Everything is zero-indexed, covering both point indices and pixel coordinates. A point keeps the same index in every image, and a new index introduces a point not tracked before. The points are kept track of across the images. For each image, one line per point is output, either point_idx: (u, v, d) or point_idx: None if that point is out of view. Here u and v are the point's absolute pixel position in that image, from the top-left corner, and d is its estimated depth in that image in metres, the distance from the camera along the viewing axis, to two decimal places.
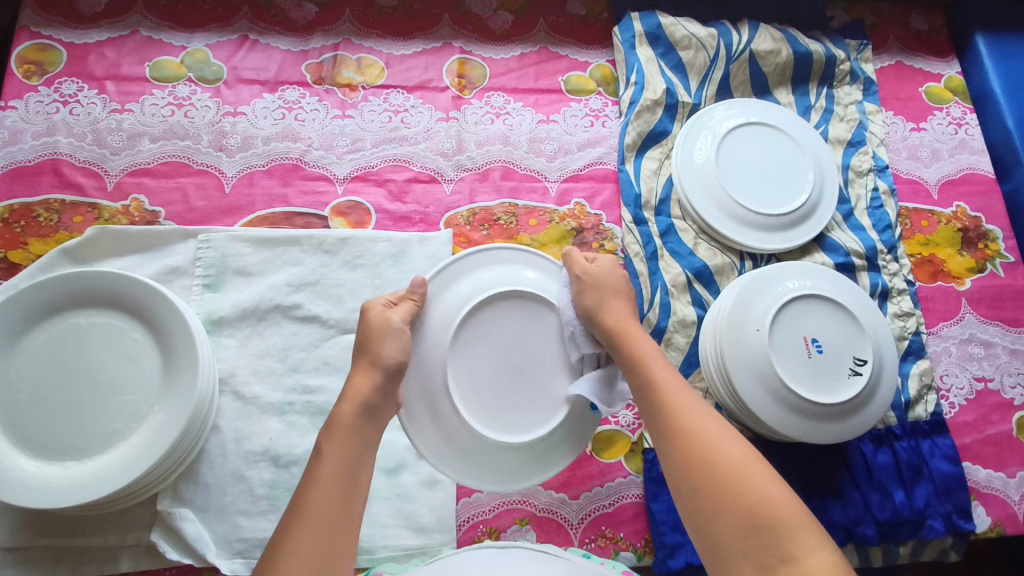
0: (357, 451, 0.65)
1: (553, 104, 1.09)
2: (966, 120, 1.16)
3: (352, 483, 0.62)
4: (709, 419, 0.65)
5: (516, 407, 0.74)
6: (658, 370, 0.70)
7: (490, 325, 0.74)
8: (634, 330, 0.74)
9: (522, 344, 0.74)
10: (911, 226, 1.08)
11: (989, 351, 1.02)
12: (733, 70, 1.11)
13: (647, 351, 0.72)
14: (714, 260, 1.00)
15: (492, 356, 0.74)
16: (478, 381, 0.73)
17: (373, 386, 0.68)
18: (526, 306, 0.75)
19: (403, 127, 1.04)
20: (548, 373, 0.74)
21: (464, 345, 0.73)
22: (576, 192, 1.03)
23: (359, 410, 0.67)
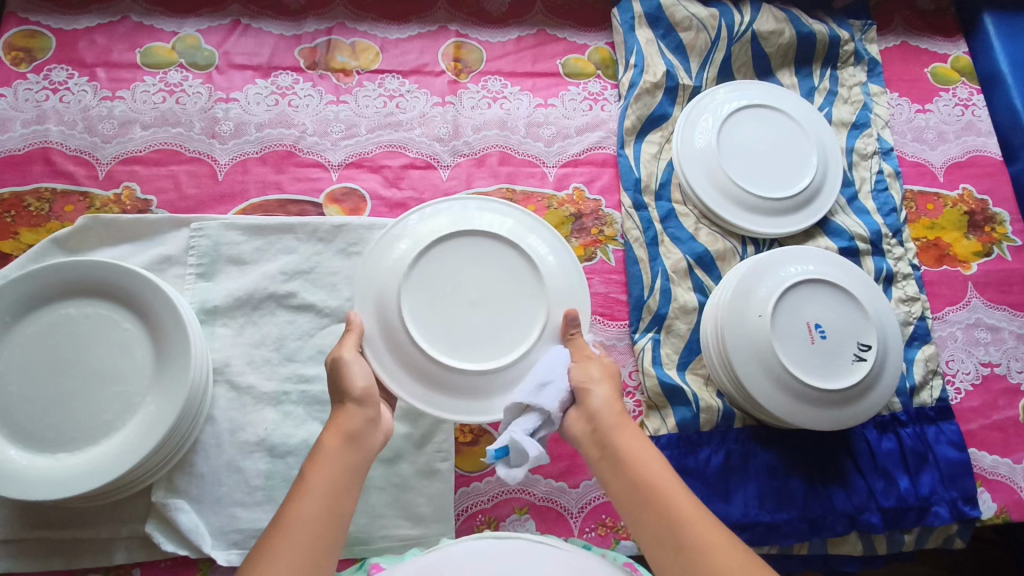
0: (341, 479, 0.61)
1: (551, 88, 1.07)
2: (973, 101, 1.14)
3: (336, 510, 0.58)
4: (728, 539, 0.55)
5: (488, 334, 0.74)
6: (655, 479, 0.60)
7: (437, 266, 0.75)
8: (628, 427, 0.65)
9: (477, 277, 0.76)
10: (916, 209, 1.06)
11: (995, 336, 1.00)
12: (734, 52, 1.08)
13: (640, 454, 0.63)
14: (715, 246, 0.98)
15: (446, 294, 0.75)
16: (439, 322, 0.74)
17: (357, 417, 0.65)
18: (470, 241, 0.77)
19: (398, 112, 1.02)
20: (502, 291, 0.76)
21: (417, 290, 0.74)
22: (574, 177, 1.02)
23: (342, 439, 0.63)
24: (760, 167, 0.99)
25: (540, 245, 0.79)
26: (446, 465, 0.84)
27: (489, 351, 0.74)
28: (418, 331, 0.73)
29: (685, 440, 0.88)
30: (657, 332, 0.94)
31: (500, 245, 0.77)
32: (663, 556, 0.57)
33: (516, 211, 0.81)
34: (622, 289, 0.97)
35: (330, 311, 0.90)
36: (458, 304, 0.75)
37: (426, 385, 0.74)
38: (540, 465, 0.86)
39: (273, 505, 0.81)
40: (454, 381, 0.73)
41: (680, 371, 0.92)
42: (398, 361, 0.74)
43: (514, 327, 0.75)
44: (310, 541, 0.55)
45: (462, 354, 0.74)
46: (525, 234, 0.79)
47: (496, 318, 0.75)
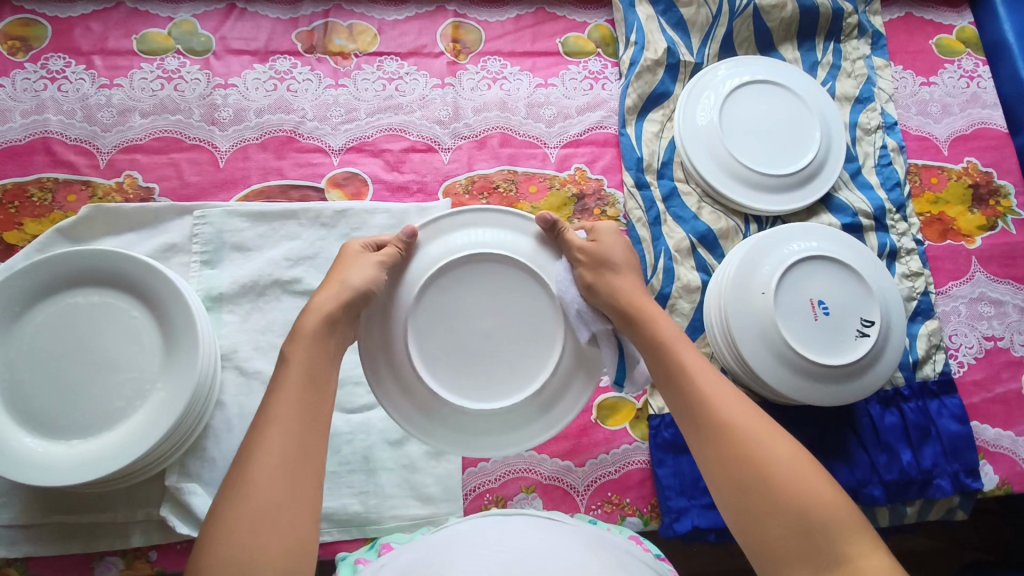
0: (319, 364, 0.62)
1: (551, 67, 1.06)
2: (978, 73, 1.12)
3: (318, 390, 0.60)
4: (741, 404, 0.61)
5: (516, 357, 0.71)
6: (680, 355, 0.66)
7: (435, 313, 0.70)
8: (654, 311, 0.69)
9: (480, 305, 0.71)
10: (920, 184, 1.06)
11: (999, 310, 1.00)
12: (736, 27, 1.07)
13: (669, 333, 0.68)
14: (718, 224, 0.98)
15: (456, 334, 0.70)
16: (460, 371, 0.70)
17: (338, 301, 0.65)
18: (427, 310, 0.70)
19: (397, 95, 1.02)
20: (491, 312, 0.71)
21: (427, 348, 0.70)
22: (576, 157, 1.01)
23: (321, 322, 0.64)
24: (779, 161, 0.98)
25: (514, 236, 0.72)
26: None
27: (527, 374, 0.71)
28: (441, 387, 0.69)
29: None
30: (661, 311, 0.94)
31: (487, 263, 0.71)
32: (685, 420, 0.63)
33: (488, 213, 0.73)
34: None
35: None
36: (472, 344, 0.71)
37: (474, 431, 0.71)
38: (546, 445, 0.88)
39: None
40: (503, 421, 0.71)
41: None
42: (434, 419, 0.70)
43: (536, 339, 0.71)
44: (295, 422, 0.57)
45: (498, 391, 0.71)
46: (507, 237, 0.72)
47: (516, 340, 0.71)
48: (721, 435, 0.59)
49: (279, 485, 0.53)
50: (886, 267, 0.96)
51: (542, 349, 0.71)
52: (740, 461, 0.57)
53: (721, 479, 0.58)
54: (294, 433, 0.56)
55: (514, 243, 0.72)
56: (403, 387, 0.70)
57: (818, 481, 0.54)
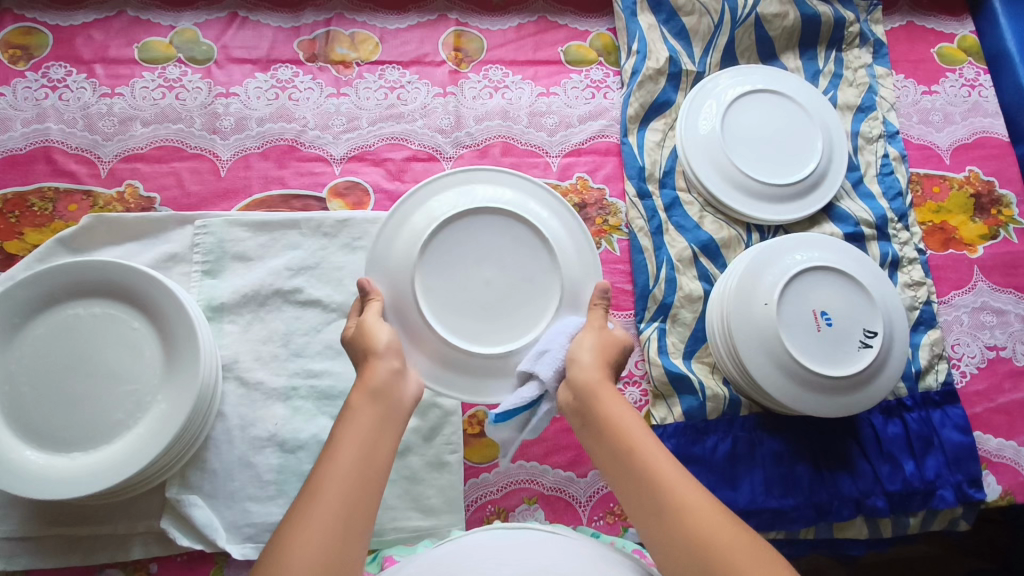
0: (372, 435, 0.58)
1: (553, 76, 1.06)
2: (980, 82, 1.12)
3: (371, 463, 0.56)
4: (703, 501, 0.53)
5: (511, 305, 0.71)
6: (634, 442, 0.58)
7: (445, 254, 0.71)
8: (607, 393, 0.62)
9: (489, 256, 0.72)
10: (922, 193, 1.05)
11: (1001, 319, 1.00)
12: (738, 36, 1.06)
13: (622, 416, 0.60)
14: (721, 233, 0.98)
15: (459, 279, 0.71)
16: (457, 310, 0.71)
17: (388, 371, 0.63)
18: (452, 318, 0.71)
19: (399, 104, 1.01)
20: (479, 279, 0.72)
21: (430, 285, 0.71)
22: (578, 166, 1.01)
23: (368, 394, 0.61)
24: (783, 137, 0.99)
25: (420, 216, 0.73)
26: (455, 458, 0.85)
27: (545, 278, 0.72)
28: (435, 325, 0.70)
29: (691, 429, 0.89)
30: (663, 321, 0.94)
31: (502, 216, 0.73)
32: (642, 524, 0.55)
33: (508, 176, 0.76)
34: (627, 279, 0.96)
35: (336, 306, 0.90)
36: (473, 288, 0.71)
37: (454, 367, 0.71)
38: (548, 456, 0.87)
39: (285, 498, 0.82)
40: (484, 364, 0.71)
41: (687, 360, 0.93)
42: (420, 351, 0.71)
43: (536, 290, 0.72)
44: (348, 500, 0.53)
45: (488, 336, 0.71)
46: (525, 200, 0.75)
47: (514, 290, 0.72)
48: (682, 544, 0.51)
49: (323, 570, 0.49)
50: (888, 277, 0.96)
51: (540, 300, 0.72)
52: (708, 574, 0.49)
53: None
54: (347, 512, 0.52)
55: (530, 206, 0.75)
56: (399, 319, 0.71)
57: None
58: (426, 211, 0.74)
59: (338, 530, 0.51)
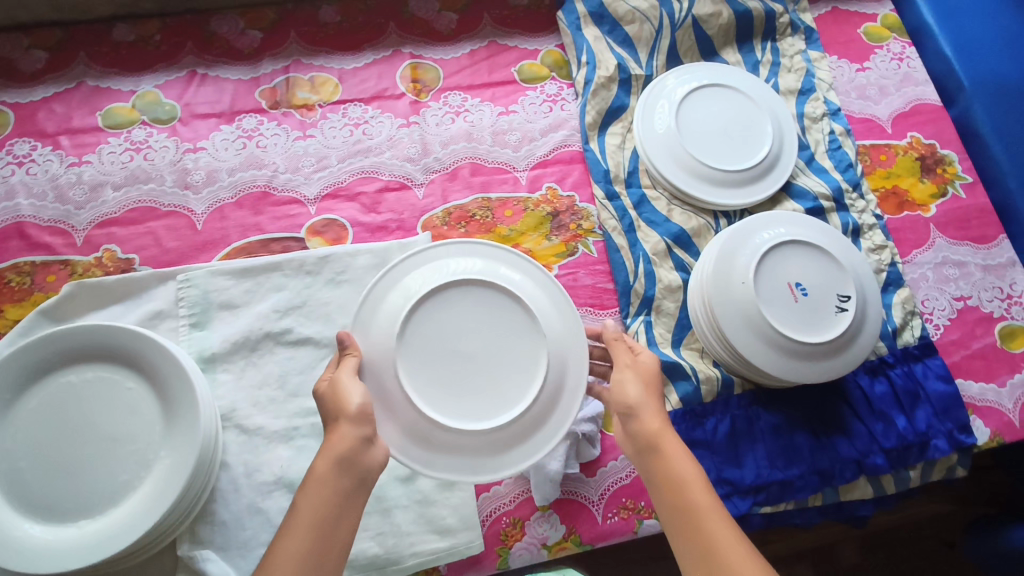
0: (333, 508, 0.62)
1: (510, 95, 1.09)
2: (907, 54, 1.19)
3: (327, 535, 0.61)
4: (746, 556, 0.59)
5: (510, 359, 0.75)
6: (694, 502, 0.62)
7: (418, 354, 0.74)
8: (674, 449, 0.66)
9: (456, 333, 0.75)
10: (871, 162, 1.11)
11: (963, 271, 1.06)
12: (679, 37, 1.12)
13: (687, 472, 0.64)
14: (690, 223, 1.02)
15: (445, 367, 0.74)
16: (480, 398, 0.73)
17: (353, 440, 0.65)
18: (512, 388, 0.74)
19: (365, 139, 1.04)
20: (469, 364, 0.74)
21: (419, 391, 0.72)
22: (546, 177, 1.05)
23: (333, 463, 0.64)
24: (723, 152, 1.04)
25: (380, 398, 0.73)
26: None
27: (472, 306, 0.76)
28: (450, 420, 0.72)
29: (690, 415, 0.91)
30: (648, 314, 0.97)
31: (443, 294, 0.76)
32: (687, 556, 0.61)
33: (390, 273, 0.79)
34: (608, 278, 0.99)
35: (328, 341, 0.91)
36: (464, 370, 0.74)
37: (497, 447, 0.73)
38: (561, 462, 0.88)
39: None
40: (517, 430, 0.73)
41: (676, 348, 0.95)
42: (456, 452, 0.73)
43: (493, 314, 0.76)
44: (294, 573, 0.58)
45: (519, 392, 0.74)
46: (450, 263, 0.79)
47: (501, 350, 0.75)
48: None
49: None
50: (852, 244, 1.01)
51: (509, 316, 0.76)
52: None
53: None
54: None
55: (458, 265, 0.79)
56: (408, 430, 0.72)
57: None
58: (382, 394, 0.73)
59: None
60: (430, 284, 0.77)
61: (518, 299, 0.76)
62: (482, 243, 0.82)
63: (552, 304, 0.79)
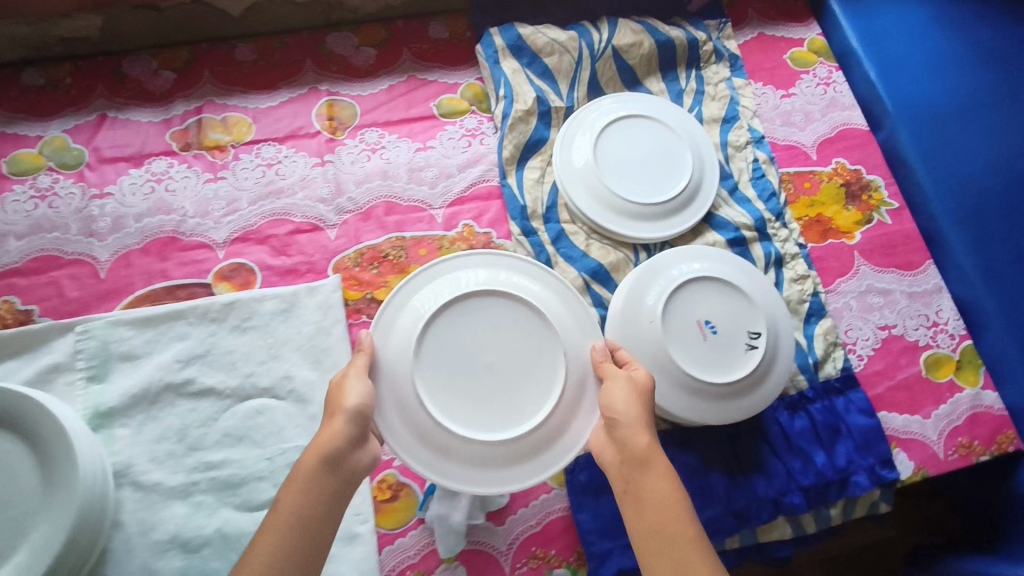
0: (318, 510, 0.64)
1: (428, 131, 1.08)
2: (834, 78, 1.18)
3: (309, 535, 0.63)
4: None
5: (527, 370, 0.79)
6: (676, 529, 0.63)
7: (438, 360, 0.78)
8: (661, 469, 0.67)
9: (476, 344, 0.79)
10: (795, 190, 1.10)
11: (888, 299, 1.04)
12: (599, 69, 1.10)
13: (673, 495, 0.65)
14: (608, 258, 1.01)
15: (464, 377, 0.78)
16: (495, 407, 0.78)
17: (344, 437, 0.67)
18: (530, 399, 0.78)
19: (278, 179, 1.02)
20: (487, 374, 0.78)
21: (432, 397, 0.76)
22: (462, 214, 1.03)
23: (320, 462, 0.65)
24: (640, 183, 1.02)
25: (400, 404, 0.76)
26: (365, 528, 0.83)
27: (492, 315, 0.80)
28: (464, 428, 0.76)
29: None
30: None
31: (469, 305, 0.80)
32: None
33: (411, 283, 0.83)
34: None
35: (230, 391, 0.89)
36: (481, 381, 0.78)
37: (504, 461, 0.77)
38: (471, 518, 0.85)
39: None
40: (524, 445, 0.77)
41: None
42: (471, 459, 0.76)
43: (514, 326, 0.80)
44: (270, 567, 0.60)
45: (535, 403, 0.78)
46: (481, 274, 0.83)
47: (519, 367, 0.79)
48: None
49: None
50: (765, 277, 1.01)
51: (529, 327, 0.80)
52: None
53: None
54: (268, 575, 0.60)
55: (487, 277, 0.83)
56: (421, 435, 0.75)
57: None
58: (394, 403, 0.76)
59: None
60: (448, 294, 0.81)
61: (536, 311, 0.81)
62: (517, 258, 0.87)
63: (570, 315, 0.84)
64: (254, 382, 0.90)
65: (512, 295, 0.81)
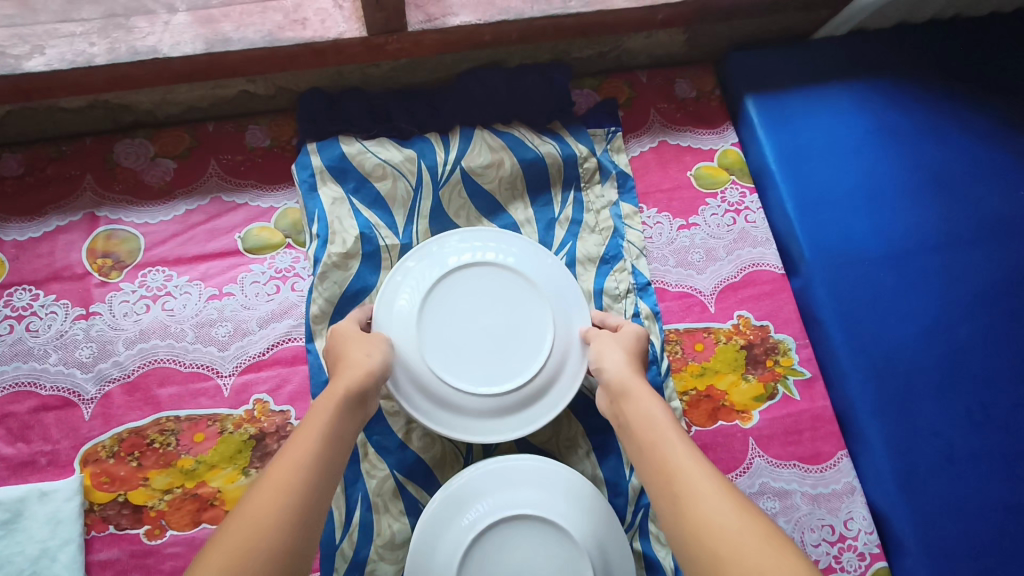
0: (345, 433, 0.64)
1: (226, 271, 0.87)
2: (745, 204, 0.97)
3: (339, 451, 0.61)
4: (712, 481, 0.56)
5: (523, 333, 0.79)
6: (662, 432, 0.62)
7: (438, 321, 0.78)
8: (642, 393, 0.67)
9: (473, 307, 0.78)
10: (683, 353, 0.89)
11: (785, 503, 0.84)
12: (445, 195, 0.90)
13: (652, 412, 0.65)
14: (431, 450, 0.81)
15: (459, 337, 0.77)
16: (488, 369, 0.77)
17: (371, 373, 0.69)
18: (518, 361, 0.77)
19: (27, 337, 0.82)
20: (483, 335, 0.78)
21: (433, 351, 0.76)
22: (257, 385, 0.82)
23: (358, 395, 0.66)
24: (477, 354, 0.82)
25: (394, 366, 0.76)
26: None
27: (485, 285, 0.80)
28: (461, 384, 0.76)
29: None
30: None
31: (465, 273, 0.80)
32: (659, 500, 0.58)
33: (406, 258, 0.83)
34: None
35: None
36: (477, 336, 0.78)
37: (496, 414, 0.77)
38: None
39: None
40: (518, 401, 0.77)
41: None
42: (470, 419, 0.77)
43: (510, 291, 0.80)
44: (302, 485, 0.56)
45: (527, 365, 0.77)
46: (473, 246, 0.82)
47: (512, 324, 0.79)
48: (686, 517, 0.55)
49: (255, 531, 0.51)
50: (620, 481, 0.82)
51: (523, 293, 0.80)
52: (702, 549, 0.52)
53: (687, 556, 0.53)
54: (296, 492, 0.55)
55: (481, 249, 0.83)
56: (419, 395, 0.76)
57: (793, 563, 0.48)
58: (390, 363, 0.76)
59: (280, 508, 0.53)
60: (457, 259, 0.81)
61: (529, 278, 0.81)
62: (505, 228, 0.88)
63: (562, 281, 0.83)
64: None
65: (504, 265, 0.81)
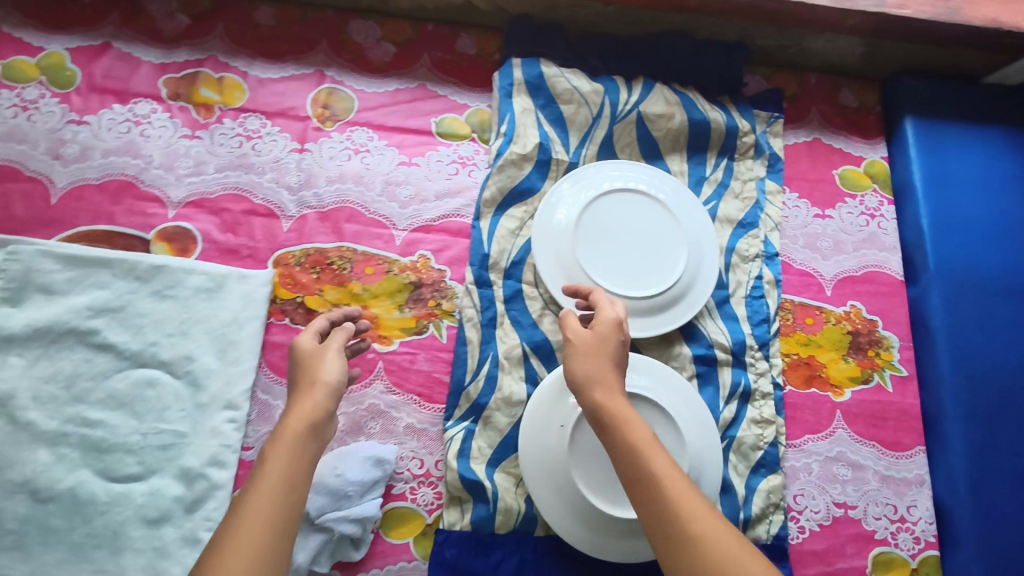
0: (305, 458, 0.60)
1: (419, 146, 1.01)
2: (881, 212, 1.04)
3: (294, 482, 0.58)
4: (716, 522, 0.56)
5: (660, 257, 0.91)
6: (657, 479, 0.59)
7: (591, 229, 0.92)
8: (637, 428, 0.63)
9: (623, 227, 0.92)
10: (793, 322, 0.97)
11: (857, 474, 0.90)
12: (618, 131, 1.01)
13: (648, 452, 0.61)
14: (558, 336, 0.91)
15: (606, 246, 0.91)
16: (625, 275, 0.90)
17: (324, 406, 0.64)
18: (650, 276, 0.90)
19: (252, 154, 0.97)
20: (626, 250, 0.91)
21: (585, 250, 0.90)
22: (423, 243, 0.95)
23: (308, 424, 0.62)
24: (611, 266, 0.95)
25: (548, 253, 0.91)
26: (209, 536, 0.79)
27: (637, 214, 0.93)
28: (601, 280, 0.89)
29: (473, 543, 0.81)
30: (473, 422, 0.86)
31: (622, 198, 0.93)
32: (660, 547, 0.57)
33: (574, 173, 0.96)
34: (446, 369, 0.89)
35: (130, 354, 0.85)
36: (620, 250, 0.91)
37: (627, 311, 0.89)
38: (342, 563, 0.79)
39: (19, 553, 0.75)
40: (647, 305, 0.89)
41: (490, 467, 0.84)
42: None
43: (655, 224, 0.93)
44: (270, 525, 0.54)
45: (658, 281, 0.90)
46: (633, 178, 0.95)
47: (653, 248, 0.92)
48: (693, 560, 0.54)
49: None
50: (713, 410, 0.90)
51: (666, 229, 0.93)
52: None
53: None
54: (265, 538, 0.53)
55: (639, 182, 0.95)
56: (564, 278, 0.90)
57: None
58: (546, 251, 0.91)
59: (253, 554, 0.52)
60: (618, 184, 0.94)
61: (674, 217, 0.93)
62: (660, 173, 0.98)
63: (702, 228, 0.95)
64: (155, 352, 0.85)
65: (657, 201, 0.94)
